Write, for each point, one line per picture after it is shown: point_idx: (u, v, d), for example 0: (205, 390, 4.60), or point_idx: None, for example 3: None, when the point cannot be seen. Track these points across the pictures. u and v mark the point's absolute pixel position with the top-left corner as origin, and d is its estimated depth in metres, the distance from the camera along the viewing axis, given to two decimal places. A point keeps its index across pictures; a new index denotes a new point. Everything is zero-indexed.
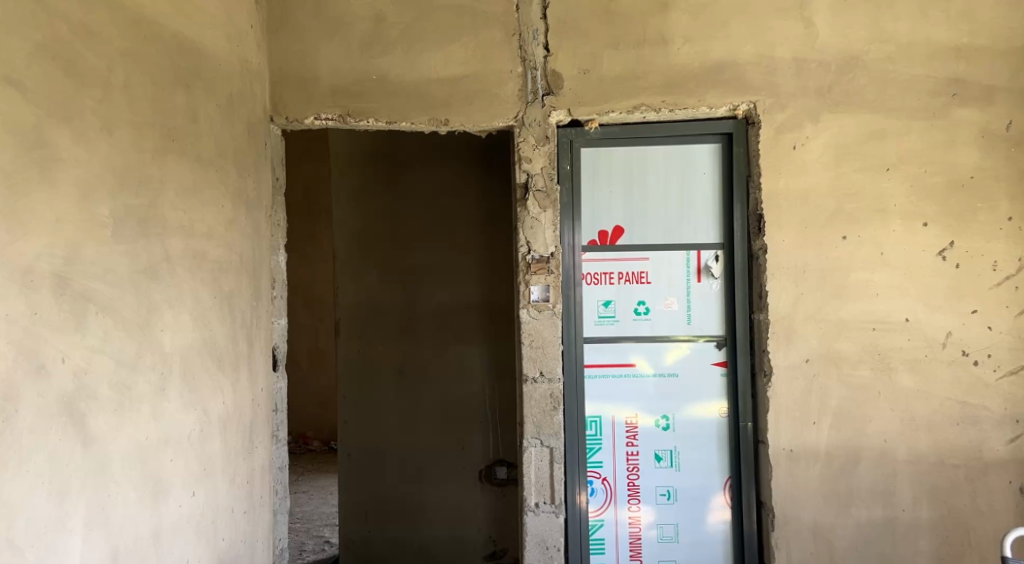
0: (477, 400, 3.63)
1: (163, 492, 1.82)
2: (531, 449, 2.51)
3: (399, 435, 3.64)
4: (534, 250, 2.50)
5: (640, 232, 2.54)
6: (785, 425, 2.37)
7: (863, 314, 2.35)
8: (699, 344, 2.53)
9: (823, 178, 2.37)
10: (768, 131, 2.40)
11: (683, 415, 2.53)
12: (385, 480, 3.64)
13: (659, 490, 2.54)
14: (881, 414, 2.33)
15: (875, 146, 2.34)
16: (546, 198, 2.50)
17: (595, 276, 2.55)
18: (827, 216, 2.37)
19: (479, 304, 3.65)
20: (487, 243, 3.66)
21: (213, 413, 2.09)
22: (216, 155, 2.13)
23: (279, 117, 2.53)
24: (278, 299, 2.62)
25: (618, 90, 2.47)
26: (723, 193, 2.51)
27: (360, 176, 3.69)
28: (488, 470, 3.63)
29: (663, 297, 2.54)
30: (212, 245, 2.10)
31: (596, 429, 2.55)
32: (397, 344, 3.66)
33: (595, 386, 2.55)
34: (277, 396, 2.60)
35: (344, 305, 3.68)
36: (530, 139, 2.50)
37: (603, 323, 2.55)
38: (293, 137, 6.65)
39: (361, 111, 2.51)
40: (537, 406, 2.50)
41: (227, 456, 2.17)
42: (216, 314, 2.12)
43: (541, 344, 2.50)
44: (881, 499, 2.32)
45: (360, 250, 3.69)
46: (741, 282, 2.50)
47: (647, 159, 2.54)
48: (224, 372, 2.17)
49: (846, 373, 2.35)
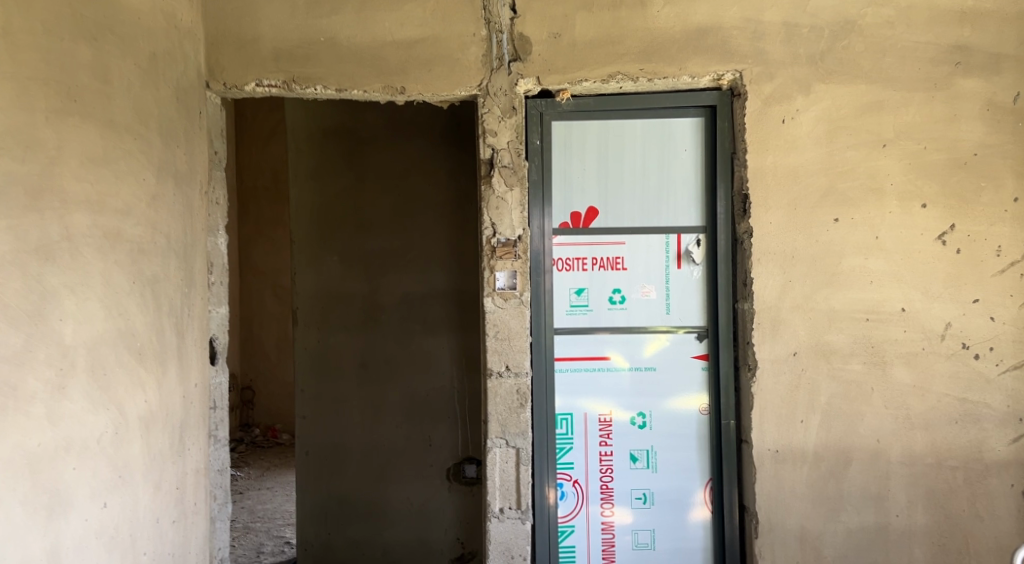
0: (445, 395, 3.41)
1: (63, 506, 1.59)
2: (496, 450, 2.30)
3: (361, 431, 3.42)
4: (500, 233, 2.28)
5: (616, 214, 2.33)
6: (771, 424, 2.19)
7: (856, 304, 2.16)
8: (679, 336, 2.33)
9: (814, 154, 2.16)
10: (755, 102, 2.19)
11: (661, 412, 2.34)
12: (347, 479, 3.42)
13: (635, 493, 2.35)
14: (874, 412, 2.15)
15: (871, 120, 2.14)
16: (513, 175, 2.27)
17: (567, 262, 2.34)
18: (818, 196, 2.17)
19: (447, 292, 3.42)
20: (456, 227, 3.42)
21: (132, 415, 1.86)
22: (133, 122, 1.89)
23: (215, 83, 2.28)
24: (218, 285, 2.39)
25: (592, 56, 2.24)
26: (706, 172, 2.31)
27: (319, 154, 3.45)
28: (456, 469, 3.41)
29: (640, 284, 2.33)
30: (128, 224, 1.86)
31: (566, 427, 2.34)
32: (360, 336, 3.43)
33: (566, 381, 2.34)
34: (217, 392, 2.37)
35: (302, 293, 3.44)
36: (495, 110, 2.27)
37: (574, 313, 2.34)
38: (261, 116, 6.34)
39: (308, 77, 2.27)
40: (503, 403, 2.29)
41: (150, 460, 1.93)
42: (136, 302, 1.88)
43: (507, 336, 2.29)
44: (874, 505, 2.14)
45: (320, 234, 3.44)
46: (725, 268, 2.30)
47: (624, 134, 2.33)
48: (146, 367, 1.93)
49: (837, 367, 2.16)
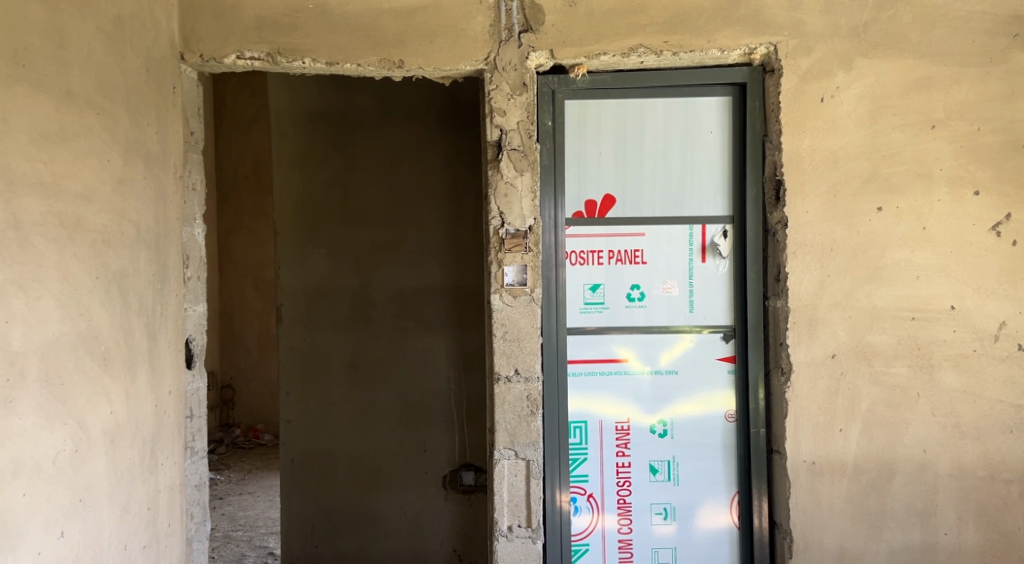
0: (442, 398, 3.19)
1: (10, 540, 1.35)
2: (503, 463, 2.09)
3: (352, 436, 3.19)
4: (508, 223, 2.06)
5: (636, 203, 2.13)
6: (806, 433, 2.00)
7: (901, 301, 1.97)
8: (704, 336, 2.13)
9: (856, 136, 1.97)
10: (791, 79, 1.98)
11: (683, 420, 2.14)
12: (336, 489, 3.19)
13: (655, 508, 2.15)
14: (920, 419, 1.96)
15: (918, 98, 1.95)
16: (524, 159, 2.05)
17: (582, 255, 2.13)
18: (860, 182, 1.97)
19: (444, 287, 3.20)
20: (453, 218, 3.19)
21: (95, 429, 1.62)
22: (95, 94, 1.65)
23: (191, 55, 2.04)
24: (195, 281, 2.15)
25: (611, 28, 2.03)
26: (734, 156, 2.10)
27: (305, 139, 3.20)
28: (453, 476, 3.20)
29: (661, 279, 2.13)
30: (90, 211, 1.62)
31: (580, 436, 2.14)
32: (350, 334, 3.20)
33: (580, 385, 2.14)
34: (194, 399, 2.15)
35: (287, 288, 3.19)
36: (504, 86, 2.05)
37: (589, 311, 2.13)
38: (242, 103, 6.06)
39: (295, 48, 2.04)
40: (511, 410, 2.08)
41: (116, 480, 1.70)
42: (100, 300, 1.65)
43: (517, 337, 2.07)
44: (920, 522, 1.96)
45: (306, 226, 3.20)
46: (754, 262, 2.10)
47: (644, 114, 2.12)
48: (112, 374, 1.69)
49: (879, 371, 1.98)
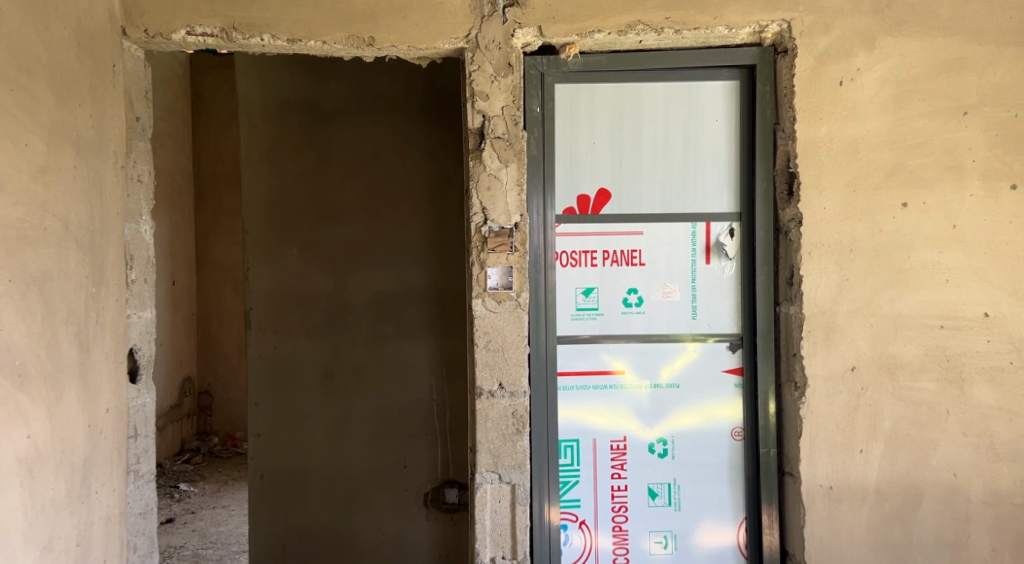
0: (423, 409, 2.97)
1: None
2: (485, 487, 1.87)
3: (325, 451, 2.96)
4: (491, 221, 1.85)
5: (633, 198, 1.92)
6: (823, 454, 1.80)
7: (929, 308, 1.77)
8: (708, 345, 1.92)
9: (879, 124, 1.77)
10: (806, 60, 1.79)
11: (686, 438, 1.93)
12: (308, 508, 2.96)
13: (654, 536, 1.94)
14: (950, 440, 1.76)
15: (948, 82, 1.75)
16: (509, 149, 1.84)
17: (573, 256, 1.92)
18: (883, 175, 1.77)
19: (425, 291, 2.97)
20: (436, 216, 2.97)
21: (7, 458, 1.39)
22: (9, 68, 1.42)
23: (134, 30, 1.81)
24: (140, 284, 1.92)
25: (605, 3, 1.83)
26: (742, 147, 1.90)
27: (274, 129, 2.96)
28: (435, 494, 2.98)
29: (661, 283, 1.92)
30: (1, 203, 1.40)
31: (571, 457, 1.93)
32: (323, 342, 2.96)
33: (571, 400, 1.92)
34: (139, 416, 1.91)
35: (255, 292, 2.95)
36: (486, 67, 1.84)
37: (582, 318, 1.92)
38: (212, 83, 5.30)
39: (253, 23, 1.82)
40: (495, 429, 1.87)
41: (34, 516, 1.47)
42: (15, 307, 1.42)
43: (501, 347, 1.86)
44: (950, 554, 1.76)
45: (276, 224, 2.96)
46: (764, 265, 1.89)
47: (643, 100, 1.91)
48: (31, 394, 1.46)
49: (903, 386, 1.78)
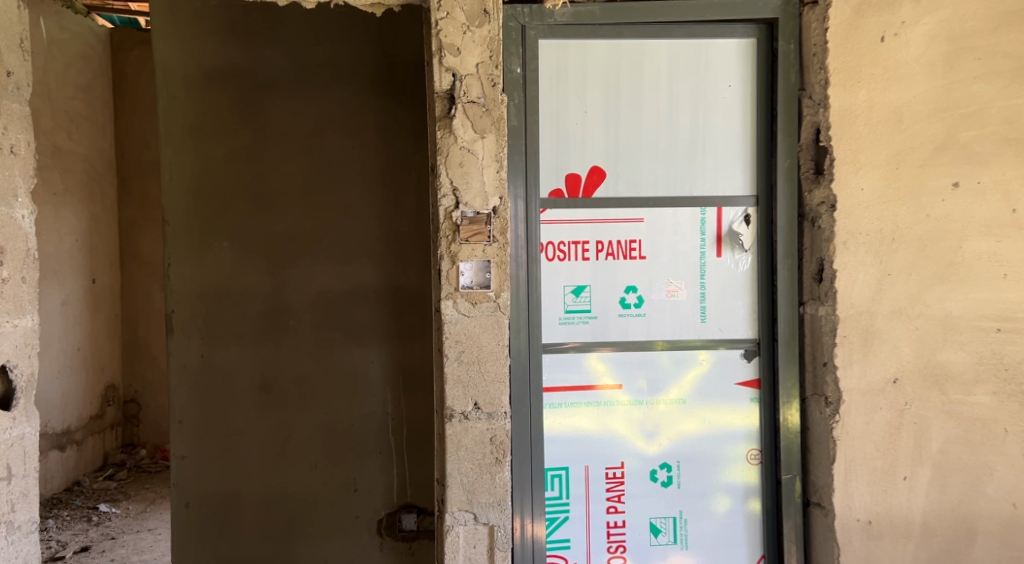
0: (377, 424, 2.60)
1: None
2: (457, 531, 1.52)
3: (263, 475, 2.56)
4: (465, 205, 1.50)
5: (632, 177, 1.59)
6: (860, 483, 1.52)
7: (984, 307, 1.50)
8: (720, 353, 1.61)
9: (926, 88, 1.49)
10: (842, 11, 1.50)
11: (694, 464, 1.62)
12: (243, 540, 2.55)
13: None
14: (1008, 463, 1.50)
15: (1007, 38, 1.48)
16: (485, 116, 1.49)
17: (562, 247, 1.59)
18: (931, 150, 1.49)
19: (378, 289, 2.60)
20: (391, 204, 2.60)
21: None
22: None
23: None
24: (15, 284, 1.50)
25: None
26: (760, 118, 1.60)
27: (199, 102, 2.53)
28: (391, 520, 2.62)
29: (664, 280, 1.61)
30: None
31: (559, 488, 1.60)
32: (260, 349, 2.56)
33: (558, 421, 1.59)
34: (16, 451, 1.50)
35: (179, 292, 2.53)
36: (457, 13, 1.48)
37: (571, 322, 1.59)
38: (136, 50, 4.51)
39: None
40: (469, 458, 1.52)
41: None
42: None
43: (477, 360, 1.51)
44: None
45: (203, 213, 2.54)
46: (786, 258, 1.59)
47: (643, 60, 1.59)
48: None
49: (954, 400, 1.51)
